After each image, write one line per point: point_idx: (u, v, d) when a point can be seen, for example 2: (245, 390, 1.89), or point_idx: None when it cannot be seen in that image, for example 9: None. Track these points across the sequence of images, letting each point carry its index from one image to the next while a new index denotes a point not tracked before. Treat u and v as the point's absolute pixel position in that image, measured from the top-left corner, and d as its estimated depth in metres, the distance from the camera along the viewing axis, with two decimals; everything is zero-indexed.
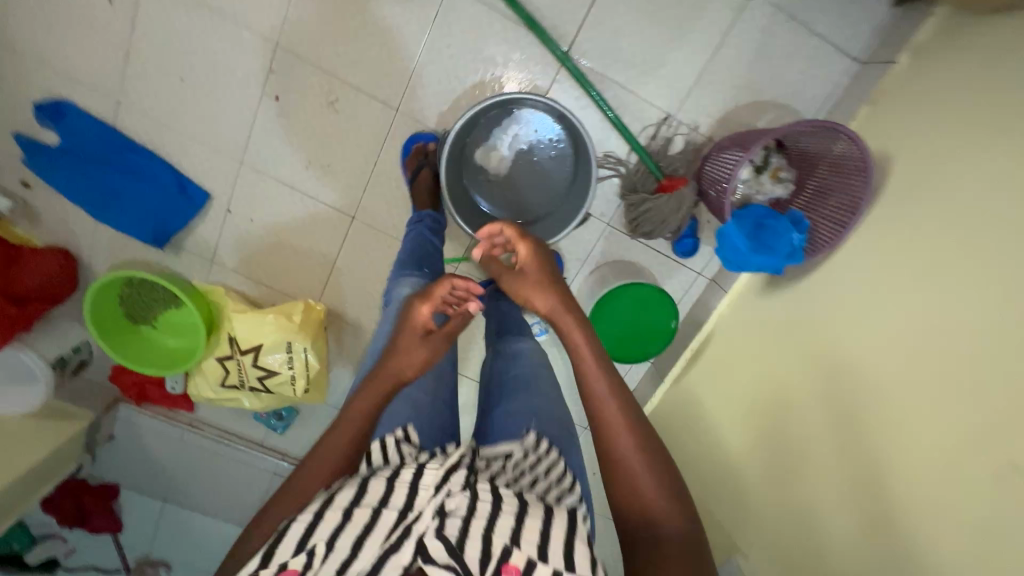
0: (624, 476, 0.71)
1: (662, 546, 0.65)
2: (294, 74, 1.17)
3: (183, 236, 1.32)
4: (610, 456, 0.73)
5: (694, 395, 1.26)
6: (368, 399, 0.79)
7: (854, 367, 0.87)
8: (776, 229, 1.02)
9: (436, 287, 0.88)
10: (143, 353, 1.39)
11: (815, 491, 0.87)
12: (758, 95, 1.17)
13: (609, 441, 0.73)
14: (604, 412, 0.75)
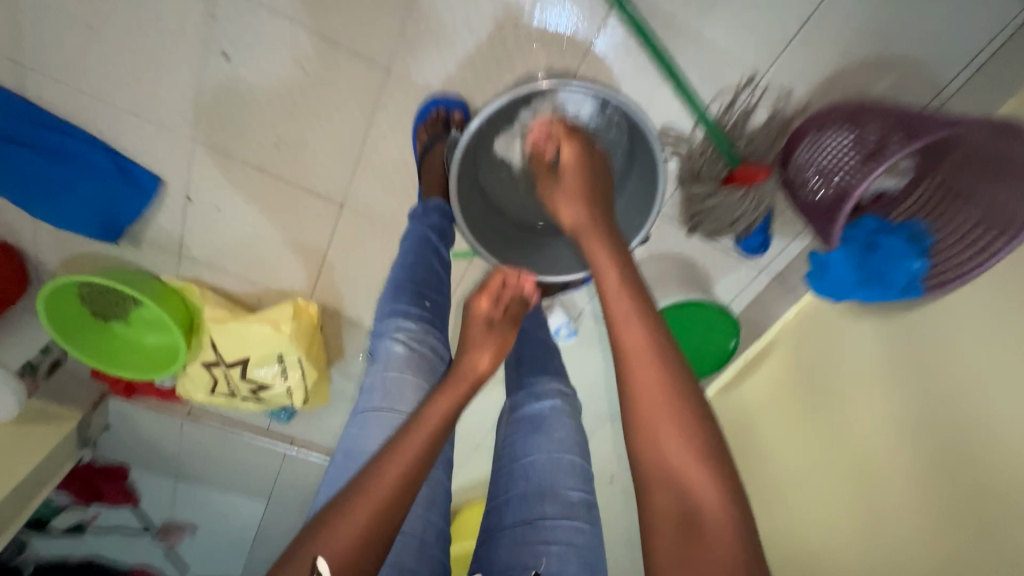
0: (641, 422, 0.54)
1: (693, 529, 0.48)
2: (244, 22, 0.85)
3: (140, 227, 1.08)
4: (629, 393, 0.56)
5: (749, 404, 1.13)
6: (450, 400, 0.70)
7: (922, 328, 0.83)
8: (889, 253, 0.79)
9: (491, 278, 0.85)
10: (119, 354, 1.23)
11: (873, 445, 0.85)
12: (882, 49, 0.85)
13: (628, 374, 0.57)
14: (626, 338, 0.58)
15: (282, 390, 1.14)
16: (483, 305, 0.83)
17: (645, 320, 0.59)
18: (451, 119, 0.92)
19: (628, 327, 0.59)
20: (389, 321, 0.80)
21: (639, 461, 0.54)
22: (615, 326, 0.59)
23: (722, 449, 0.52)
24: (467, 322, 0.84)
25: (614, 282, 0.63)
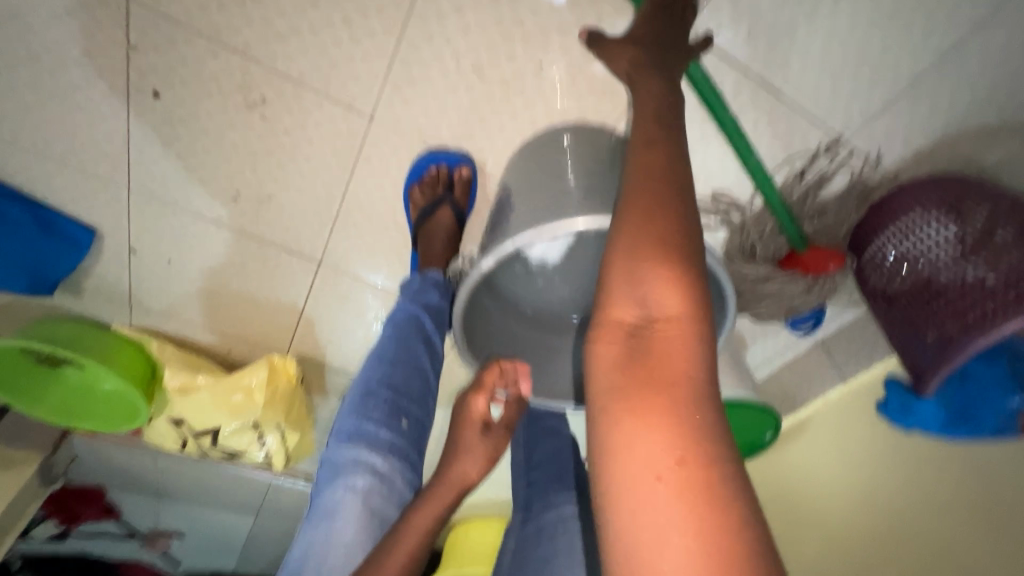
0: (629, 221, 0.40)
1: (642, 345, 0.36)
2: (177, 56, 0.64)
3: (79, 278, 0.91)
4: (623, 202, 0.42)
5: (783, 470, 0.99)
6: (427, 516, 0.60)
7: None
8: (981, 395, 0.66)
9: (486, 376, 0.65)
10: (73, 405, 1.08)
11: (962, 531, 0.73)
12: (1006, 113, 0.67)
13: (630, 182, 0.42)
14: (640, 152, 0.44)
15: (260, 455, 1.02)
16: (479, 406, 0.67)
17: (667, 138, 0.45)
18: (454, 178, 0.73)
19: (643, 147, 0.44)
20: (345, 450, 0.65)
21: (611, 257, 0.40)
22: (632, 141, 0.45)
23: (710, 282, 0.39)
24: (458, 419, 0.69)
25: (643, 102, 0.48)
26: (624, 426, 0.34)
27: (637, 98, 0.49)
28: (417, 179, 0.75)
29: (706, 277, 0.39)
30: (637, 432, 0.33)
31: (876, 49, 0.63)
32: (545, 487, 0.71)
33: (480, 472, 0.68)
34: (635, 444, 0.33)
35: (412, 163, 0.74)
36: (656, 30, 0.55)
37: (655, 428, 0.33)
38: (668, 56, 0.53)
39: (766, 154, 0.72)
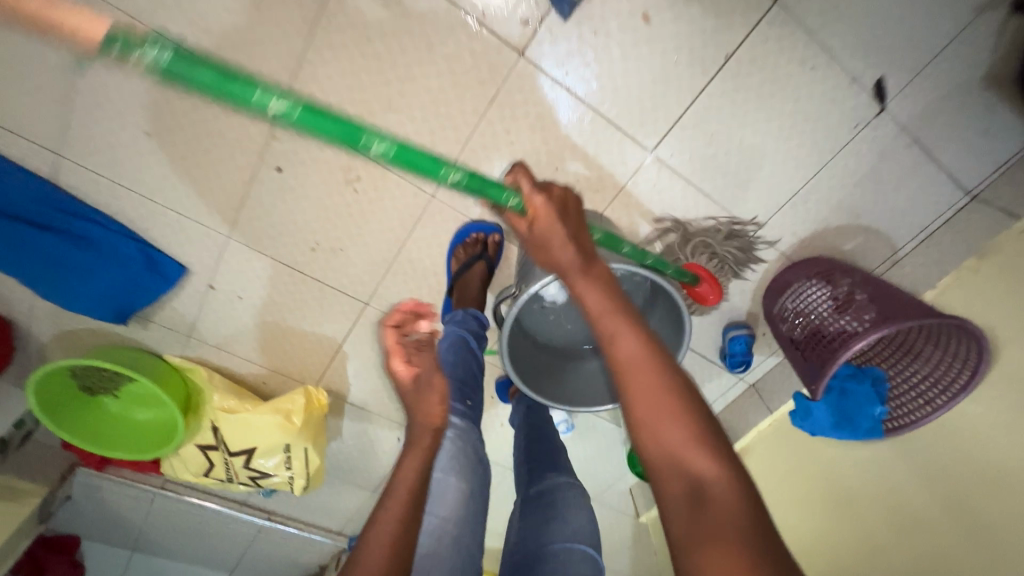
0: (642, 413, 0.52)
1: (699, 502, 0.47)
2: (303, 144, 0.90)
3: (153, 310, 1.07)
4: (628, 396, 0.53)
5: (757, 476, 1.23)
6: (414, 458, 0.60)
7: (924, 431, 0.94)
8: (857, 398, 0.93)
9: (387, 340, 0.74)
10: (104, 431, 1.18)
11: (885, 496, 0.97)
12: (853, 219, 1.02)
13: (624, 380, 0.54)
14: (616, 350, 0.55)
15: (284, 477, 1.14)
16: (399, 365, 0.71)
17: (626, 319, 0.57)
18: (488, 241, 1.01)
19: (622, 340, 0.55)
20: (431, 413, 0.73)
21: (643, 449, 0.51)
22: (605, 343, 0.56)
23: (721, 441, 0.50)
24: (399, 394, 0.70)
25: (602, 302, 0.59)
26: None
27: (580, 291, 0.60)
28: (461, 240, 1.01)
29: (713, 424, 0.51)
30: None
31: (768, 175, 0.97)
32: (539, 459, 0.85)
33: (443, 408, 0.66)
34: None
35: (458, 229, 1.01)
36: (564, 218, 0.67)
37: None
38: (585, 248, 0.65)
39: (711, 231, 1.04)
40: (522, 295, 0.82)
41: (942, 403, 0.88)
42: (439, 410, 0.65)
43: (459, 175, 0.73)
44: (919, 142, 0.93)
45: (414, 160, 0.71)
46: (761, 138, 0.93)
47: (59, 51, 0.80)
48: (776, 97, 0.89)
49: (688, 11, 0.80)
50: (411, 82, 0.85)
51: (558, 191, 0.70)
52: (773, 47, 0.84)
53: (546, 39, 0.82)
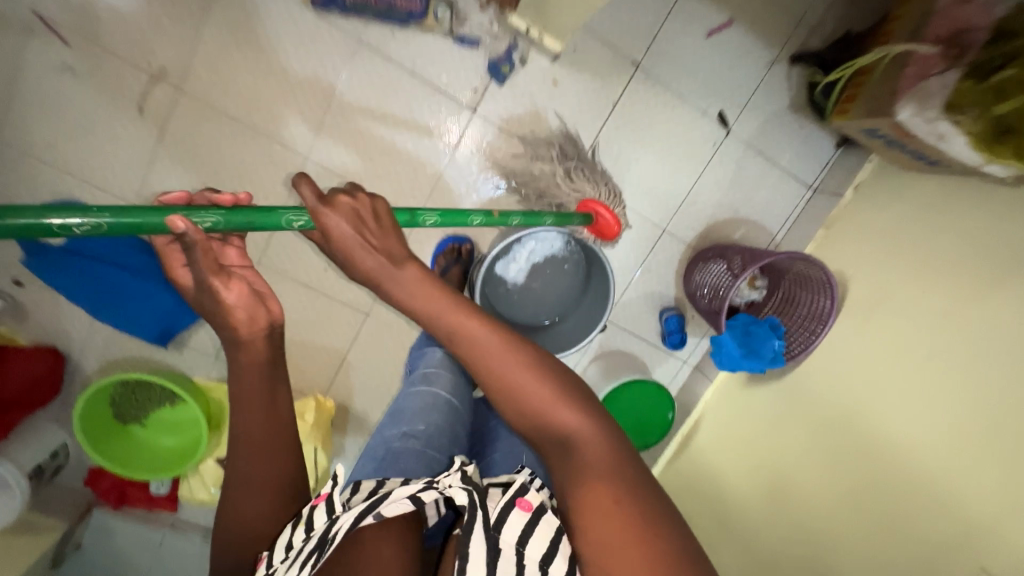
0: (513, 395, 0.69)
1: (569, 446, 0.65)
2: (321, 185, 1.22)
3: (189, 333, 1.30)
4: (499, 383, 0.69)
5: (698, 466, 1.39)
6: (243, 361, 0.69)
7: (817, 358, 1.18)
8: (759, 335, 1.18)
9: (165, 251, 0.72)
10: (131, 456, 1.31)
11: (792, 442, 1.17)
12: (736, 213, 1.36)
13: (493, 371, 0.69)
14: (478, 350, 0.70)
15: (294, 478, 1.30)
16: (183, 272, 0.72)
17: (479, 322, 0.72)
18: (464, 249, 1.29)
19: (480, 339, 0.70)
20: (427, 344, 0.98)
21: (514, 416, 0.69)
22: (466, 346, 0.71)
23: (575, 391, 0.69)
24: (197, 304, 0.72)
25: (446, 305, 0.72)
26: (581, 504, 0.61)
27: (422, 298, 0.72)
28: (443, 247, 1.29)
29: (567, 385, 0.70)
30: (587, 501, 0.60)
31: (664, 185, 1.32)
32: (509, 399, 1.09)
33: (253, 309, 0.70)
34: (590, 513, 0.59)
35: (439, 241, 1.30)
36: (360, 227, 0.73)
37: (595, 493, 0.60)
38: (390, 250, 0.74)
39: (634, 231, 1.35)
40: (487, 259, 1.10)
41: (821, 330, 1.17)
42: (251, 313, 0.70)
43: (216, 217, 0.72)
44: (762, 152, 1.31)
45: (146, 225, 0.66)
46: (652, 158, 1.30)
47: (151, 129, 1.14)
48: (654, 128, 1.27)
49: (581, 76, 1.21)
50: (399, 135, 1.21)
51: (344, 202, 0.74)
52: (643, 95, 1.24)
53: (489, 100, 1.21)
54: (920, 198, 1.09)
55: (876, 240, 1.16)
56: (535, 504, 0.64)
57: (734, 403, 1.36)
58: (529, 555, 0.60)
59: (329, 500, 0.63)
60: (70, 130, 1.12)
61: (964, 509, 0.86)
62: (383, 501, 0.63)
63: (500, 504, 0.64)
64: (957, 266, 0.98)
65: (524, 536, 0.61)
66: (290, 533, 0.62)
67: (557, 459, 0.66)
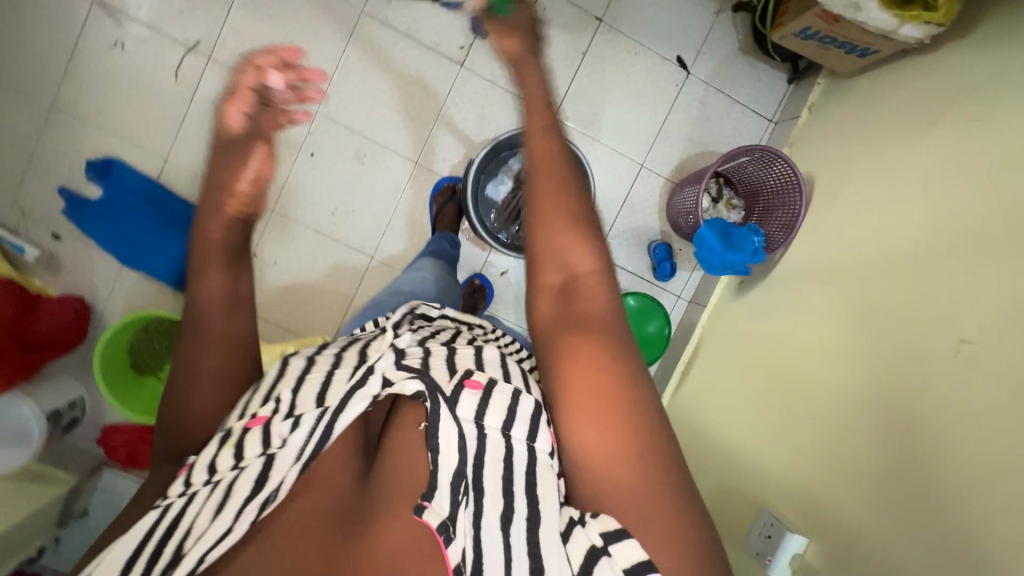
0: (543, 212, 0.64)
1: (569, 292, 0.61)
2: (329, 136, 1.38)
3: None
4: (536, 191, 0.65)
5: (690, 402, 1.36)
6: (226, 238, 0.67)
7: (794, 251, 1.24)
8: (740, 234, 1.25)
9: (242, 78, 0.68)
10: (146, 404, 1.36)
11: (777, 332, 1.18)
12: (706, 146, 1.48)
13: (536, 171, 0.65)
14: (536, 149, 0.66)
15: None
16: (235, 108, 0.68)
17: (553, 136, 0.67)
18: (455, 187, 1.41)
19: (540, 140, 0.66)
20: (423, 259, 1.23)
21: (537, 234, 0.63)
22: (531, 136, 0.67)
23: (602, 243, 0.63)
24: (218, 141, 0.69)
25: (535, 97, 0.69)
26: (565, 353, 0.58)
27: (529, 87, 0.69)
28: (439, 187, 1.41)
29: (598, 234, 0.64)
30: (573, 359, 0.58)
31: (636, 124, 1.46)
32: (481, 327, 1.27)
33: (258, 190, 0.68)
34: (568, 366, 0.57)
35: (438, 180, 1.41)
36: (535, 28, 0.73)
37: (580, 355, 0.57)
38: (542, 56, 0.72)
39: (613, 168, 1.47)
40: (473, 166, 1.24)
41: (795, 224, 1.24)
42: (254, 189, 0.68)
43: None
44: (722, 90, 1.47)
45: None
46: (622, 100, 1.45)
47: (185, 91, 1.32)
48: (622, 73, 1.44)
49: (552, 32, 1.40)
50: (397, 89, 1.38)
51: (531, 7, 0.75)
52: (607, 45, 1.42)
53: (475, 55, 1.39)
54: (863, 92, 1.21)
55: (832, 139, 1.27)
56: (484, 381, 0.63)
57: (726, 322, 1.37)
58: (488, 425, 0.59)
59: (266, 427, 0.59)
60: (115, 94, 1.30)
61: (938, 303, 0.87)
62: (335, 417, 0.60)
63: (448, 381, 0.62)
64: (899, 129, 1.08)
65: (481, 410, 0.60)
66: (214, 451, 0.59)
67: (558, 305, 0.61)
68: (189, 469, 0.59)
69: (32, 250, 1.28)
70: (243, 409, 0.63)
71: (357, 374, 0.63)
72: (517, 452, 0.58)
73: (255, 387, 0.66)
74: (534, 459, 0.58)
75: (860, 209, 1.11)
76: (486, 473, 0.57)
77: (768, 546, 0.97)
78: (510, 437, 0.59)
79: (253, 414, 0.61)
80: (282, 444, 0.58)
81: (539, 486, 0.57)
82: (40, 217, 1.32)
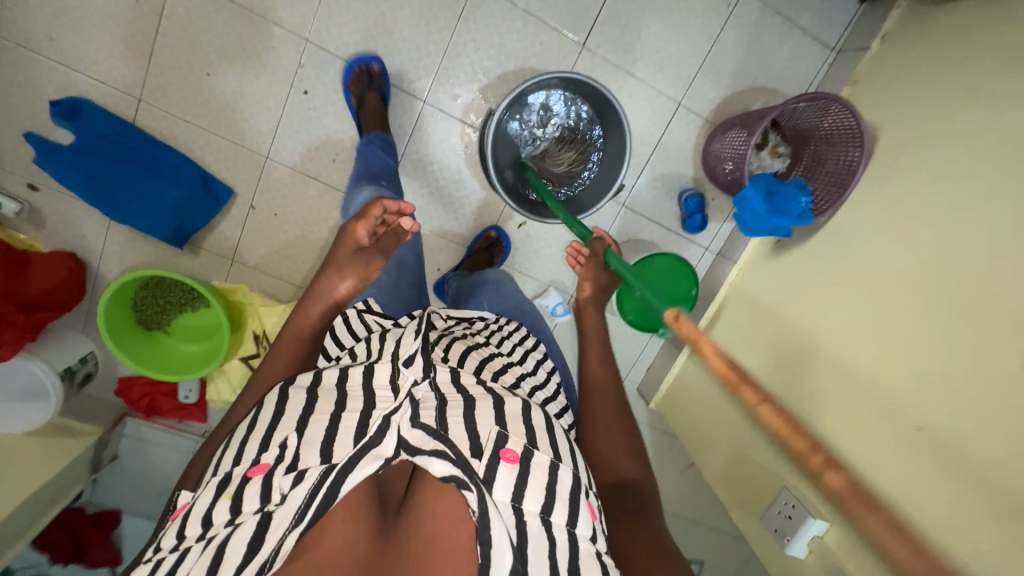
0: (597, 427, 0.83)
1: (624, 487, 0.76)
2: (324, 71, 1.20)
3: (204, 234, 1.30)
4: (591, 414, 0.85)
5: None
6: (316, 307, 0.94)
7: (845, 214, 1.13)
8: (785, 194, 1.13)
9: (372, 207, 1.01)
10: (158, 359, 1.34)
11: (820, 303, 1.11)
12: (753, 81, 1.30)
13: (591, 399, 0.87)
14: (594, 381, 0.90)
15: None
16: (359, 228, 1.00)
17: (610, 377, 0.91)
18: (372, 71, 1.19)
19: (594, 375, 0.91)
20: (357, 191, 1.09)
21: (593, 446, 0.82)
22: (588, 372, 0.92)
23: (636, 445, 0.83)
24: (343, 239, 1.01)
25: (596, 332, 0.97)
26: (619, 526, 0.71)
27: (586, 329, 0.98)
28: (351, 73, 1.20)
29: (637, 445, 0.83)
30: (627, 529, 0.70)
31: (676, 54, 1.26)
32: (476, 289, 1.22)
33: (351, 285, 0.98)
34: (629, 540, 0.68)
35: (347, 62, 1.19)
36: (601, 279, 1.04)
37: (631, 529, 0.70)
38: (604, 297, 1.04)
39: (646, 107, 1.30)
40: (496, 111, 1.05)
41: (850, 182, 1.12)
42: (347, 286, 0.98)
43: None
44: (780, 12, 1.25)
45: None
46: (663, 23, 1.24)
47: (151, 14, 1.12)
48: None
49: None
50: (400, 11, 1.18)
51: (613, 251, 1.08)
52: None
53: None
54: (956, 22, 1.02)
55: (907, 80, 1.09)
56: (519, 452, 0.66)
57: (759, 284, 1.28)
58: (527, 508, 0.62)
59: (267, 479, 0.59)
60: (69, 19, 1.11)
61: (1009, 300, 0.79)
62: (340, 479, 0.58)
63: (466, 446, 0.64)
64: (994, 78, 0.92)
65: (518, 490, 0.63)
66: (212, 502, 0.59)
67: (614, 491, 0.76)
68: (182, 522, 0.60)
69: (10, 205, 1.18)
70: (241, 453, 0.64)
71: (366, 433, 0.63)
72: (558, 538, 0.61)
73: (251, 424, 0.66)
74: (573, 550, 0.60)
75: (930, 173, 0.98)
76: (532, 560, 0.57)
77: (787, 525, 1.01)
78: (549, 524, 0.62)
79: (255, 461, 0.61)
80: (281, 501, 0.57)
81: (582, 568, 0.59)
82: (10, 165, 1.20)
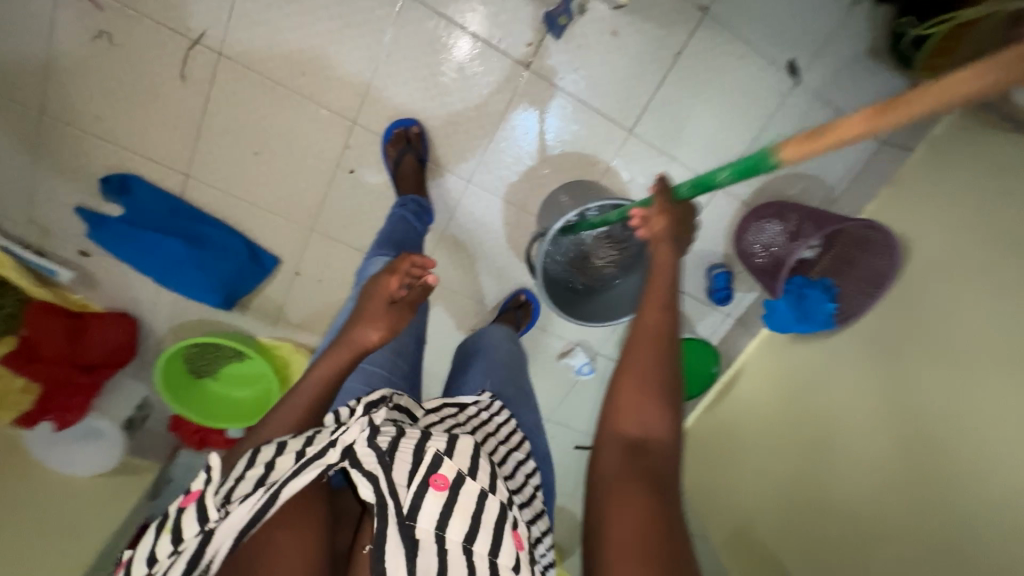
0: (627, 364, 0.62)
1: (640, 450, 0.57)
2: (371, 151, 1.21)
3: (250, 297, 1.34)
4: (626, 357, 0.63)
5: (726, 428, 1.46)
6: (333, 363, 0.79)
7: (869, 324, 1.19)
8: (814, 299, 1.24)
9: (401, 262, 0.89)
10: (205, 403, 1.43)
11: (831, 406, 1.22)
12: (794, 168, 1.31)
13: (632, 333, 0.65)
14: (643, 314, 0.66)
15: None
16: (390, 283, 0.88)
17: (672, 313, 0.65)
18: (410, 135, 1.17)
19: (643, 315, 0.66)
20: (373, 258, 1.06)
21: (617, 391, 0.61)
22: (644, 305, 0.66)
23: (672, 396, 0.60)
24: (371, 295, 0.89)
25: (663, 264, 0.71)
26: (609, 496, 0.54)
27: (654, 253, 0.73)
28: (390, 135, 1.19)
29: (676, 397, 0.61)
30: (618, 508, 0.53)
31: (720, 140, 1.26)
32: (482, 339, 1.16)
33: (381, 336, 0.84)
34: (613, 530, 0.52)
35: (387, 125, 1.18)
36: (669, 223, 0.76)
37: (627, 507, 0.53)
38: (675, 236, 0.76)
39: None
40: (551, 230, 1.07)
41: (876, 295, 1.16)
42: (376, 336, 0.84)
43: None
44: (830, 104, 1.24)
45: None
46: (712, 110, 1.22)
47: (199, 97, 1.11)
48: (715, 81, 1.19)
49: (643, 24, 1.12)
50: (448, 97, 1.17)
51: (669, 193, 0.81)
52: (707, 44, 1.15)
53: (545, 55, 1.14)
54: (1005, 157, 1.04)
55: (948, 201, 1.12)
56: (450, 479, 0.60)
57: (777, 364, 1.38)
58: (450, 538, 0.56)
59: (200, 503, 0.55)
60: (115, 99, 1.10)
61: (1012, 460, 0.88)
62: (284, 485, 0.56)
63: (406, 464, 0.60)
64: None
65: (443, 519, 0.57)
66: (152, 540, 0.54)
67: (625, 460, 0.56)
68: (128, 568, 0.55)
69: (66, 275, 1.22)
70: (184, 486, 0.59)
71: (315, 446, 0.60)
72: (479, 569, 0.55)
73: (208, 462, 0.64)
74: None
75: (955, 309, 1.04)
76: None
77: None
78: (471, 552, 0.56)
79: (187, 490, 0.58)
80: (222, 517, 0.53)
81: None
82: (62, 234, 1.22)
